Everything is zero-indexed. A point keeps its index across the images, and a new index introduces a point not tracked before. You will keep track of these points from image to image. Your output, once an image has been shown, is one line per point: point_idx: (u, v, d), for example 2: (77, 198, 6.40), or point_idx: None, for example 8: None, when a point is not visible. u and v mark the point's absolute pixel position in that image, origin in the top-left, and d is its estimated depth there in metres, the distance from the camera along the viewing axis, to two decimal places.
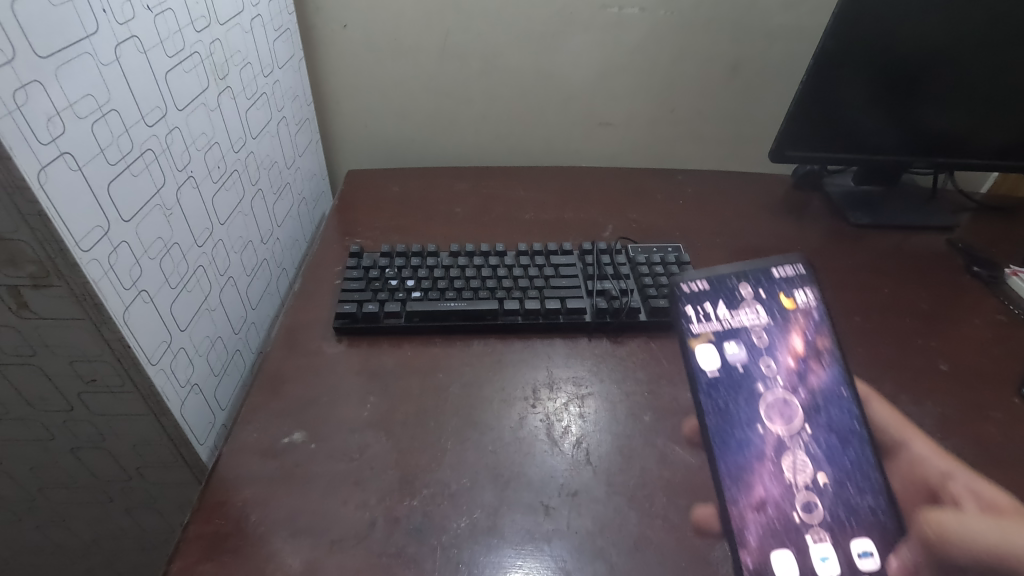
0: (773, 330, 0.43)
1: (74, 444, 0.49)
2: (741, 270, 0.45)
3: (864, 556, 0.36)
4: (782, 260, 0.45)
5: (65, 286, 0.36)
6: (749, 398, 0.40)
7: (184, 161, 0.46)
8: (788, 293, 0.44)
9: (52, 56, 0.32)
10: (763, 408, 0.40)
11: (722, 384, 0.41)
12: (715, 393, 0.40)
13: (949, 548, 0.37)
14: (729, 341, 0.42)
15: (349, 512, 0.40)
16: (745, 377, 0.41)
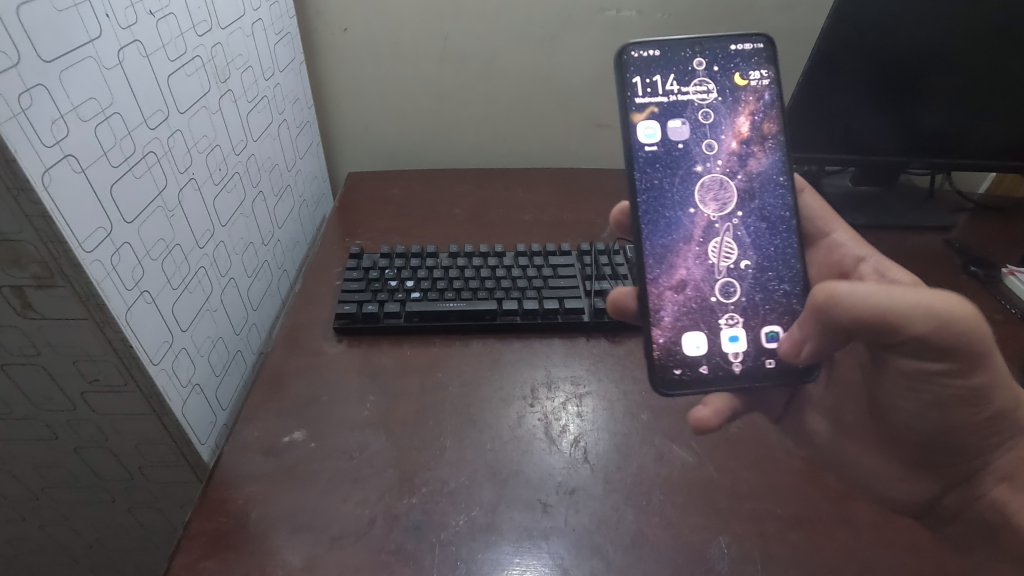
0: (718, 70, 0.45)
1: (76, 443, 0.50)
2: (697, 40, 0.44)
3: (765, 353, 0.42)
4: (743, 38, 0.45)
5: (68, 286, 0.37)
6: (678, 169, 0.44)
7: (186, 164, 0.47)
8: (733, 49, 0.45)
9: (55, 60, 0.33)
10: (690, 185, 0.44)
11: (655, 155, 0.44)
12: (650, 160, 0.44)
13: (831, 305, 0.35)
14: (670, 114, 0.44)
15: (349, 509, 0.41)
16: (677, 145, 0.44)
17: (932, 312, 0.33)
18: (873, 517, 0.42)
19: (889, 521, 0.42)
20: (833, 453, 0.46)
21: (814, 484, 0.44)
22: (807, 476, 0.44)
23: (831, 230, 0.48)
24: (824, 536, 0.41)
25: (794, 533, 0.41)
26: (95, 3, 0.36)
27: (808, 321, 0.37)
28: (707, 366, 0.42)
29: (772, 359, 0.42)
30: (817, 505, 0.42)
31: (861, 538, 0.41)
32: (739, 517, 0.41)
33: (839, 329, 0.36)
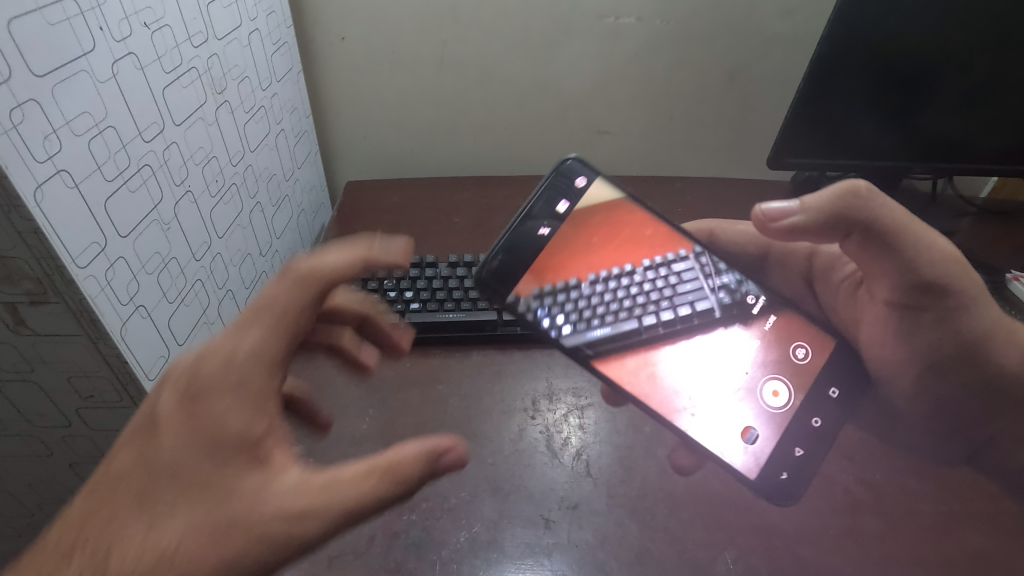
0: (558, 240, 0.45)
1: (71, 459, 0.49)
2: (522, 232, 0.44)
3: (820, 391, 0.43)
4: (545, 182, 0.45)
5: (61, 302, 0.36)
6: (605, 313, 0.44)
7: (182, 176, 0.46)
8: (553, 203, 0.45)
9: (48, 74, 0.32)
10: (622, 315, 0.45)
11: (582, 318, 0.44)
12: (579, 324, 0.44)
13: (869, 197, 0.37)
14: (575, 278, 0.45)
15: (348, 526, 0.40)
16: (590, 292, 0.45)
17: (931, 243, 0.38)
18: (881, 529, 0.41)
19: (897, 534, 0.41)
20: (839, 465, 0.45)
21: (820, 497, 0.43)
22: (815, 489, 0.43)
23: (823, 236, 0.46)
24: (831, 550, 0.40)
25: (801, 547, 0.40)
26: (88, 16, 0.36)
27: (825, 201, 0.38)
28: (800, 448, 0.41)
29: (834, 385, 0.43)
30: (823, 518, 0.42)
31: (869, 551, 0.40)
32: (745, 531, 0.41)
33: (849, 220, 0.38)
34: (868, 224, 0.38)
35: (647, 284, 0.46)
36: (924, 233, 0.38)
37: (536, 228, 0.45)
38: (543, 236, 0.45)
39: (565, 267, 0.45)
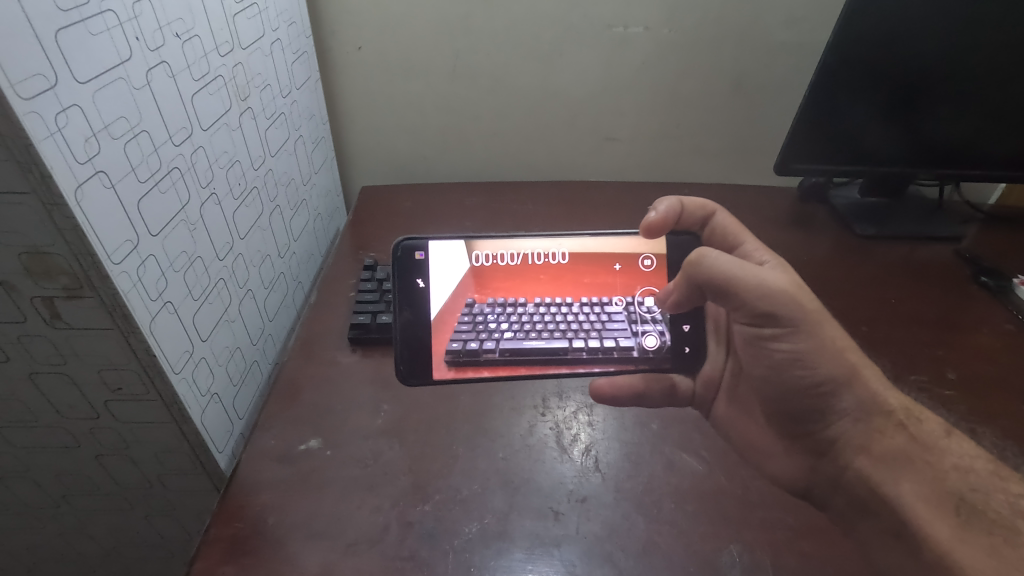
0: (443, 279, 0.47)
1: (97, 450, 0.51)
2: (399, 284, 0.46)
3: (675, 331, 0.48)
4: (396, 258, 0.47)
5: (95, 296, 0.38)
6: (542, 329, 0.48)
7: (208, 179, 0.48)
8: (412, 280, 0.47)
9: (89, 81, 0.34)
10: (555, 333, 0.48)
11: (522, 329, 0.48)
12: (519, 331, 0.48)
13: (700, 262, 0.42)
14: (518, 298, 0.49)
15: (363, 516, 0.41)
16: (532, 313, 0.49)
17: (761, 281, 0.41)
18: None
19: None
20: None
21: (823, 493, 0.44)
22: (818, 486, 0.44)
23: (714, 212, 0.50)
24: (835, 546, 0.41)
25: (806, 542, 0.41)
26: (126, 26, 0.38)
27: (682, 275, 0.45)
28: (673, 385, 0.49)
29: (685, 322, 0.48)
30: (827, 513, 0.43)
31: None
32: (750, 526, 0.42)
33: (699, 286, 0.44)
34: (707, 283, 0.43)
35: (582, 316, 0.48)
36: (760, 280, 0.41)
37: (414, 278, 0.47)
38: (420, 287, 0.47)
39: (510, 288, 0.49)
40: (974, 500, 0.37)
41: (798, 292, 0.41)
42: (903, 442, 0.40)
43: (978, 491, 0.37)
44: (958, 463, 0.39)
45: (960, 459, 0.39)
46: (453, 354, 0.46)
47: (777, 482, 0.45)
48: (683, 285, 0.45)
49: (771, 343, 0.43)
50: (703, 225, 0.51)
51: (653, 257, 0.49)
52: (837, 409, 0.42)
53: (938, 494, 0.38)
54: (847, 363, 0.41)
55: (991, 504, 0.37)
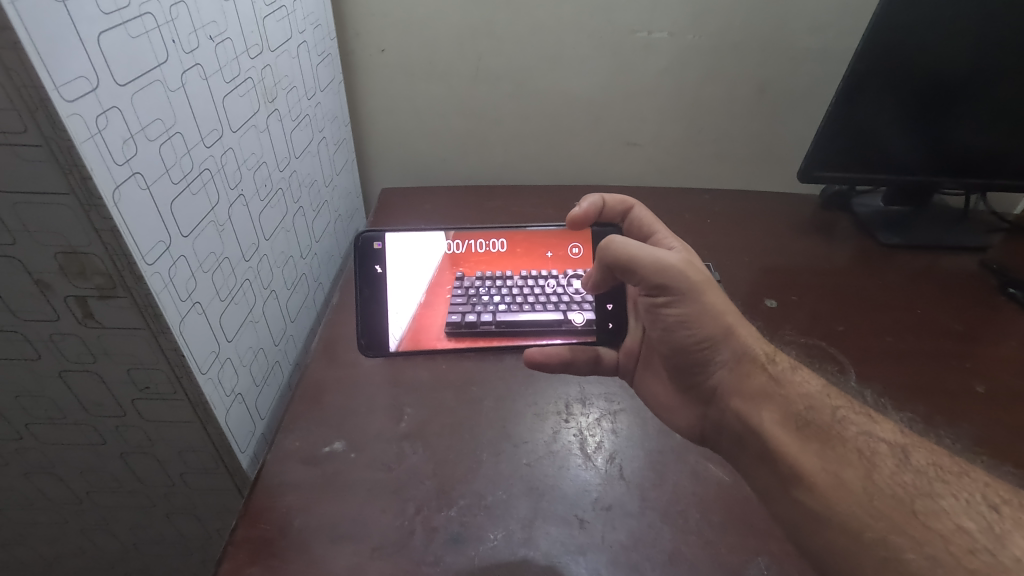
0: (399, 270, 0.49)
1: (122, 449, 0.51)
2: (359, 270, 0.48)
3: (600, 310, 0.52)
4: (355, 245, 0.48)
5: (128, 297, 0.38)
6: (534, 302, 0.53)
7: (236, 180, 0.49)
8: (370, 266, 0.49)
9: (128, 84, 0.35)
10: (546, 307, 0.53)
11: (515, 301, 0.53)
12: (512, 303, 0.53)
13: (607, 248, 0.45)
14: (502, 270, 0.52)
15: (388, 519, 0.41)
16: (521, 284, 0.53)
17: (657, 259, 0.43)
18: None
19: None
20: None
21: None
22: None
23: (632, 205, 0.53)
24: None
25: None
26: (163, 29, 0.38)
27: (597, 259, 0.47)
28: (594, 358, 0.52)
29: (608, 301, 0.52)
30: None
31: None
32: (776, 537, 0.41)
33: (612, 268, 0.46)
34: (613, 266, 0.45)
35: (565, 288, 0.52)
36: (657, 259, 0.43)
37: (373, 265, 0.49)
38: (378, 273, 0.49)
39: (489, 262, 0.52)
40: (809, 415, 0.39)
41: (687, 267, 0.43)
42: (762, 380, 0.42)
43: (811, 406, 0.39)
44: (801, 390, 0.41)
45: (802, 387, 0.41)
46: (453, 325, 0.52)
47: None
48: (597, 268, 0.47)
49: (664, 310, 0.45)
50: (624, 218, 0.53)
51: (580, 245, 0.52)
52: (716, 360, 0.44)
53: (783, 414, 0.40)
54: (723, 325, 0.43)
55: (819, 414, 0.39)
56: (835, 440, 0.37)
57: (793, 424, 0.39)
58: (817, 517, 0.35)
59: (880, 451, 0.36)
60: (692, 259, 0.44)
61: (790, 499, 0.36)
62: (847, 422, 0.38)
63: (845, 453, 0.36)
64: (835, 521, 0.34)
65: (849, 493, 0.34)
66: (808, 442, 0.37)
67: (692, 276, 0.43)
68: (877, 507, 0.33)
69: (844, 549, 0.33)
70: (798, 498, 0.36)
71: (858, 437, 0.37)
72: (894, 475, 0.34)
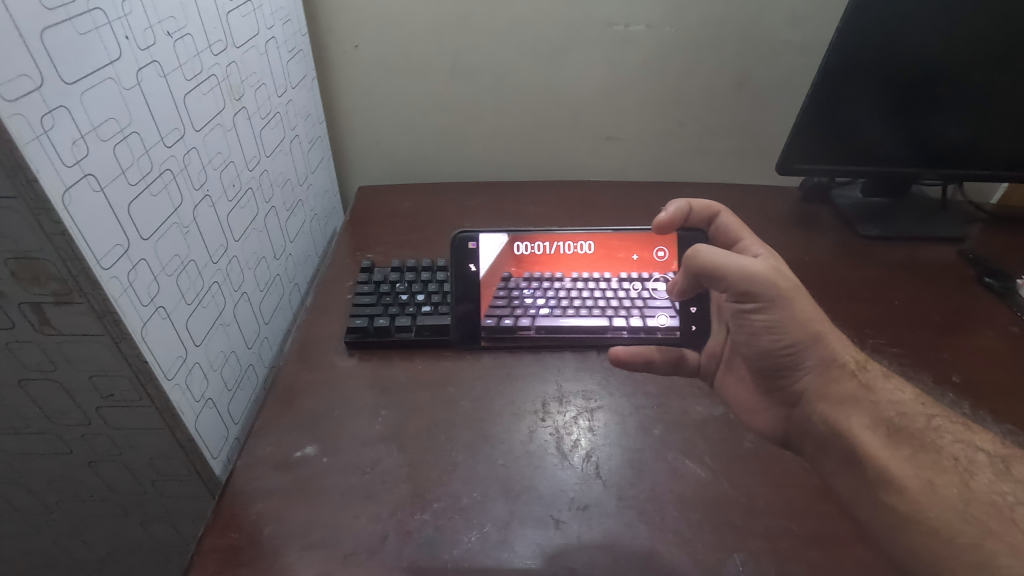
0: (496, 270, 0.53)
1: (90, 457, 0.50)
2: (455, 270, 0.52)
3: (683, 311, 0.53)
4: (460, 245, 0.52)
5: (85, 302, 0.37)
6: (581, 306, 0.54)
7: (201, 180, 0.48)
8: (467, 266, 0.52)
9: (76, 82, 0.33)
10: (593, 312, 0.54)
11: (558, 304, 0.54)
12: (554, 307, 0.54)
13: (692, 258, 0.46)
14: (557, 272, 0.54)
15: (361, 525, 0.41)
16: (571, 287, 0.54)
17: (743, 269, 0.44)
18: None
19: None
20: None
21: (829, 501, 0.43)
22: (823, 493, 0.43)
23: (719, 211, 0.53)
24: (843, 555, 0.40)
25: (812, 550, 0.40)
26: (116, 25, 0.37)
27: (685, 267, 0.48)
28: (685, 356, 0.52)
29: (693, 304, 0.53)
30: (833, 521, 0.42)
31: (878, 555, 0.40)
32: (754, 533, 0.41)
33: (695, 275, 0.48)
34: (698, 274, 0.47)
35: (622, 291, 0.54)
36: (750, 269, 0.44)
37: (468, 264, 0.52)
38: (473, 270, 0.52)
39: (552, 262, 0.54)
40: (901, 421, 0.39)
41: (772, 274, 0.44)
42: (852, 386, 0.42)
43: (904, 414, 0.40)
44: (893, 399, 0.41)
45: (893, 395, 0.41)
46: (490, 328, 0.53)
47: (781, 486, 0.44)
48: (682, 274, 0.49)
49: (751, 315, 0.46)
50: (709, 223, 0.54)
51: (665, 249, 0.53)
52: (803, 365, 0.44)
53: (874, 420, 0.40)
54: (811, 331, 0.43)
55: (913, 422, 0.39)
56: (928, 447, 0.38)
57: (884, 431, 0.39)
58: (905, 520, 0.36)
59: (977, 460, 0.37)
60: (778, 267, 0.45)
61: (877, 502, 0.37)
62: (942, 431, 0.39)
63: (939, 460, 0.37)
64: (923, 524, 0.35)
65: (941, 499, 0.35)
66: (899, 447, 0.38)
67: (778, 283, 0.44)
68: (971, 513, 0.34)
69: (931, 550, 0.34)
70: (887, 501, 0.37)
71: (955, 446, 0.38)
72: (991, 483, 0.35)
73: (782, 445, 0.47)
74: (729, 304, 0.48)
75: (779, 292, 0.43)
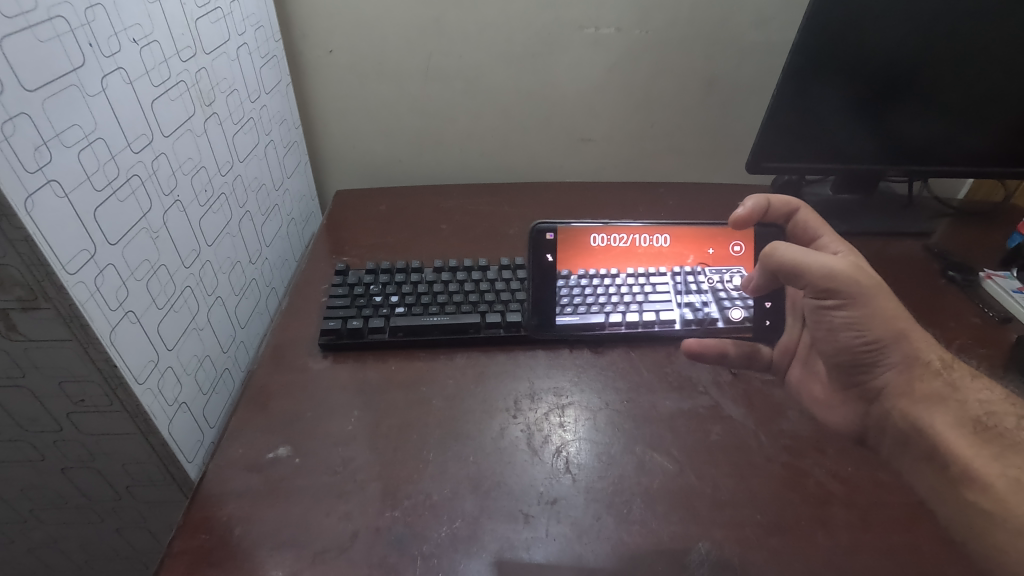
0: (574, 260, 0.52)
1: (62, 464, 0.50)
2: (533, 258, 0.52)
3: (757, 307, 0.53)
4: (539, 234, 0.52)
5: (51, 307, 0.37)
6: (579, 304, 0.54)
7: (171, 185, 0.48)
8: (541, 256, 0.52)
9: (38, 89, 0.34)
10: (592, 308, 0.54)
11: (564, 303, 0.53)
12: (569, 305, 0.54)
13: (773, 253, 0.46)
14: (600, 267, 0.53)
15: (332, 523, 0.41)
16: (575, 286, 0.53)
17: (827, 267, 0.44)
18: (852, 519, 0.42)
19: (868, 525, 0.42)
20: (812, 459, 0.46)
21: (793, 490, 0.44)
22: (788, 483, 0.45)
23: (798, 208, 0.53)
24: (806, 542, 0.41)
25: (775, 538, 0.41)
26: (78, 33, 0.37)
27: (761, 262, 0.48)
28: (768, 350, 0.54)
29: (767, 299, 0.53)
30: (796, 509, 0.43)
31: (839, 541, 0.41)
32: (719, 523, 0.42)
33: (772, 271, 0.47)
34: (778, 271, 0.46)
35: (625, 286, 0.54)
36: (835, 268, 0.44)
37: (545, 253, 0.52)
38: (547, 262, 0.52)
39: (593, 257, 0.52)
40: (989, 420, 0.40)
41: (856, 271, 0.44)
42: (936, 385, 0.43)
43: (992, 414, 0.41)
44: (980, 398, 0.42)
45: (981, 394, 0.42)
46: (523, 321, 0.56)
47: (746, 477, 0.45)
48: (759, 272, 0.49)
49: (832, 312, 0.46)
50: (787, 218, 0.53)
51: (742, 244, 0.52)
52: (885, 362, 0.44)
53: (959, 418, 0.41)
54: (894, 328, 0.43)
55: (1001, 422, 0.40)
56: (1018, 447, 0.38)
57: (971, 429, 0.40)
58: (989, 518, 0.37)
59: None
60: (861, 264, 0.45)
61: (960, 498, 0.39)
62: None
63: None
64: (1009, 522, 0.36)
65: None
66: (986, 447, 0.39)
67: (861, 280, 0.44)
68: None
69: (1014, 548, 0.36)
70: (973, 500, 0.38)
71: None
72: None
73: (749, 437, 0.48)
74: (807, 301, 0.48)
75: (862, 288, 0.43)
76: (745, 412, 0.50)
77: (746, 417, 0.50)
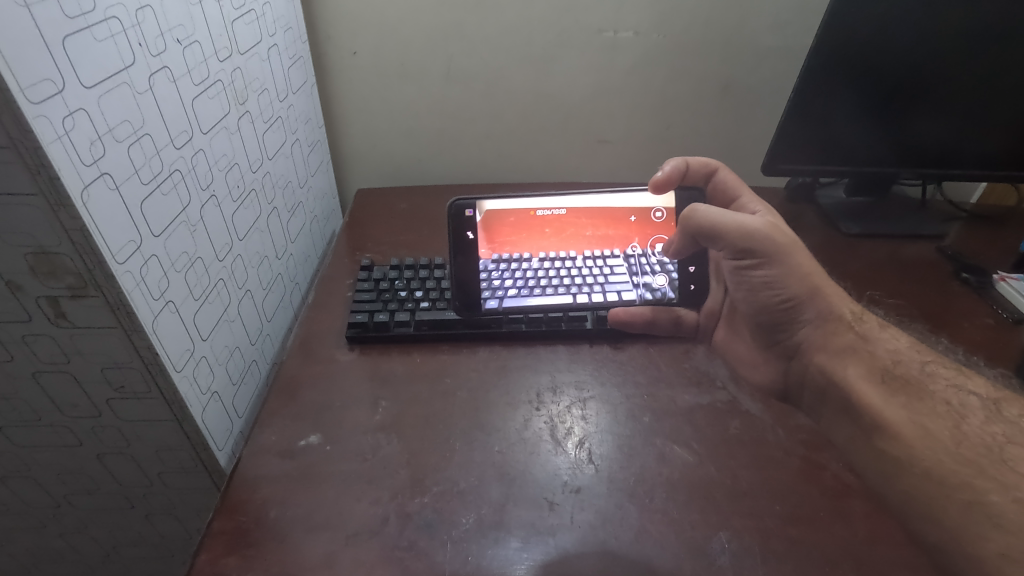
0: (519, 242, 0.53)
1: (99, 450, 0.52)
2: (455, 238, 0.51)
3: (683, 272, 0.54)
4: (463, 214, 0.51)
5: (100, 296, 0.39)
6: (546, 285, 0.55)
7: (208, 181, 0.50)
8: (463, 233, 0.52)
9: (94, 86, 0.35)
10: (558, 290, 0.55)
11: (528, 286, 0.54)
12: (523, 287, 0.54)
13: (691, 216, 0.48)
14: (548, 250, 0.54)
15: (363, 508, 0.42)
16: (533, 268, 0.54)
17: (745, 226, 0.46)
18: (868, 511, 0.43)
19: (883, 516, 0.43)
20: (828, 452, 0.47)
21: (810, 482, 0.45)
22: (806, 476, 0.46)
23: (717, 169, 0.56)
24: (823, 531, 0.42)
25: (794, 528, 0.42)
26: (130, 33, 0.39)
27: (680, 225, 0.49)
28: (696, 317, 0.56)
29: (692, 263, 0.54)
30: (813, 500, 0.44)
31: (856, 533, 0.42)
32: (739, 513, 0.43)
33: (692, 234, 0.49)
34: (698, 232, 0.48)
35: (583, 267, 0.55)
36: (755, 228, 0.46)
37: (465, 231, 0.52)
38: (470, 239, 0.52)
39: (529, 238, 0.53)
40: (896, 369, 0.43)
41: (773, 231, 0.46)
42: (849, 338, 0.46)
43: (899, 361, 0.44)
44: (888, 347, 0.45)
45: (889, 344, 0.45)
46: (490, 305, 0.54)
47: (764, 469, 0.46)
48: (679, 236, 0.51)
49: (751, 271, 0.48)
50: (707, 180, 0.56)
51: (664, 210, 0.53)
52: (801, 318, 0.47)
53: (869, 369, 0.44)
54: (809, 284, 0.46)
55: (907, 368, 0.43)
56: (924, 394, 0.41)
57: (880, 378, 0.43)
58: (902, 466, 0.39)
59: (969, 404, 0.40)
60: (777, 223, 0.47)
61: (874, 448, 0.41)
62: (935, 376, 0.42)
63: (934, 406, 0.40)
64: (917, 466, 0.38)
65: (933, 441, 0.38)
66: None
67: (777, 239, 0.46)
68: (962, 452, 0.37)
69: (927, 492, 0.37)
70: (883, 447, 0.40)
71: (947, 391, 0.41)
72: (982, 424, 0.38)
73: (766, 431, 0.49)
74: (728, 263, 0.51)
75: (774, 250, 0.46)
76: (762, 407, 0.51)
77: (763, 412, 0.51)
